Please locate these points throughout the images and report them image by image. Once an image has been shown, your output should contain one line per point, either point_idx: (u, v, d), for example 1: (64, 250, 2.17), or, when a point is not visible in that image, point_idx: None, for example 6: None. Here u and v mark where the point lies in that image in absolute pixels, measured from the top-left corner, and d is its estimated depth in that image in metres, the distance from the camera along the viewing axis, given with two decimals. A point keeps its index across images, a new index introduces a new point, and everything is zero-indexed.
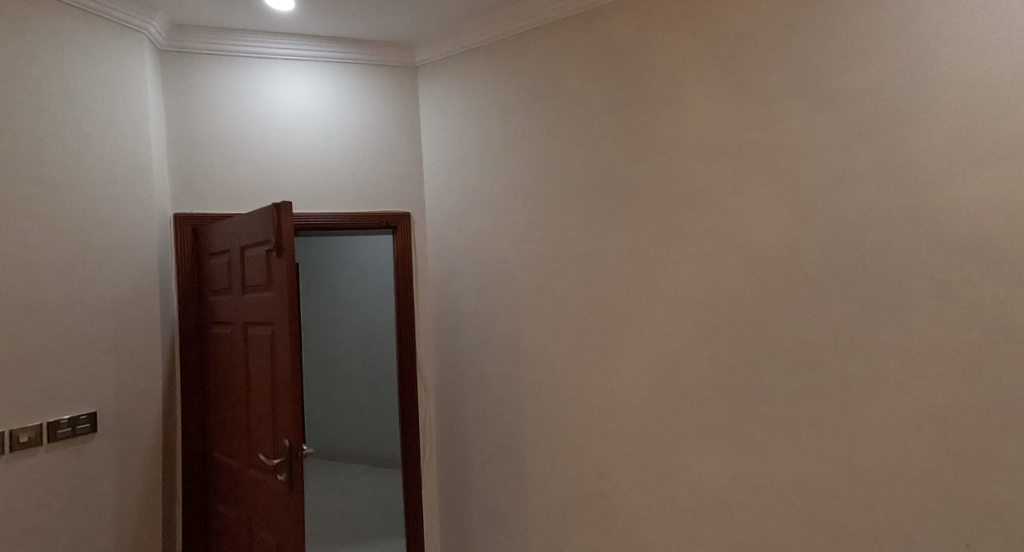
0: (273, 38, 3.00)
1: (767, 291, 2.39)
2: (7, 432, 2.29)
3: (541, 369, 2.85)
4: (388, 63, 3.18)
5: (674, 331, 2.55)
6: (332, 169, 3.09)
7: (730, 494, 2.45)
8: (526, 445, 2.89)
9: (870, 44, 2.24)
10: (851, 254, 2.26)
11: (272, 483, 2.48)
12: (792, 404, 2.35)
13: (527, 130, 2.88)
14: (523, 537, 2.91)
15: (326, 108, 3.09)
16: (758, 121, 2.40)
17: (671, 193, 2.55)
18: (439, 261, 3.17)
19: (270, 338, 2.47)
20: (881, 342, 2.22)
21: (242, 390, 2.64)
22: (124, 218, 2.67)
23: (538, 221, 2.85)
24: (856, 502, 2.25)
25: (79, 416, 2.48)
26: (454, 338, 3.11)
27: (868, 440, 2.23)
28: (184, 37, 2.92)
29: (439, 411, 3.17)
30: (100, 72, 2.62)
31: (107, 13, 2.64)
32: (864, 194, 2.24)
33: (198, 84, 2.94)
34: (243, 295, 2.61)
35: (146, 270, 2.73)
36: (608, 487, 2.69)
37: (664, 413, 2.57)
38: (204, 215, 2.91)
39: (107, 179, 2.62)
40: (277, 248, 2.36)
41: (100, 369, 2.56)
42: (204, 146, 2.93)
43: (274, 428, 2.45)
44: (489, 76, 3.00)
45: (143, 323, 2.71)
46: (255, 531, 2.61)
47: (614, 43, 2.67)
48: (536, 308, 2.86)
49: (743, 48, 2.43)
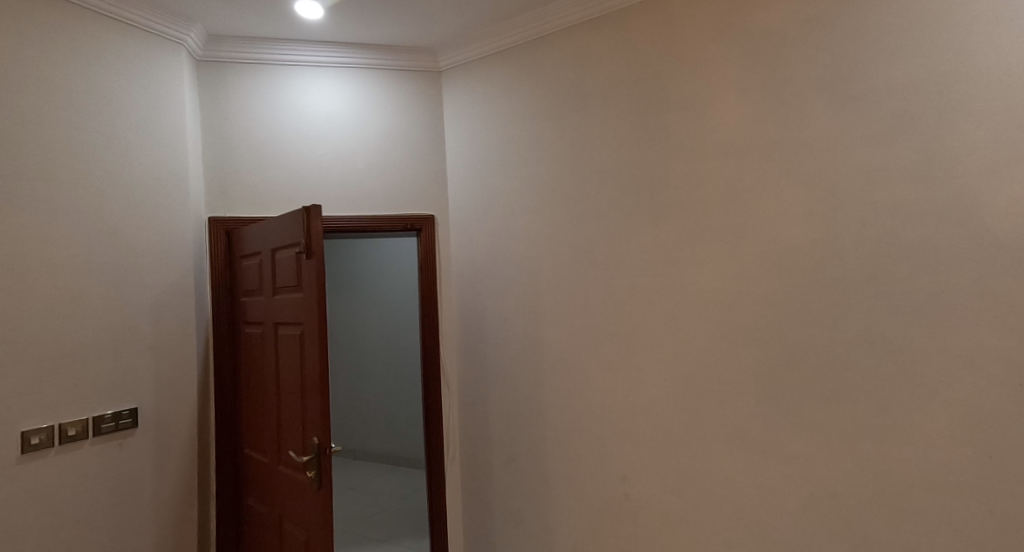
0: (303, 46, 3.08)
1: (792, 292, 2.41)
2: (56, 426, 2.41)
3: (564, 369, 2.90)
4: (413, 68, 3.25)
5: (699, 333, 2.58)
6: (358, 173, 3.16)
7: (751, 495, 2.48)
8: (549, 446, 2.94)
9: (896, 46, 2.26)
10: (873, 256, 2.29)
11: (301, 479, 2.56)
12: (815, 405, 2.37)
13: (549, 133, 2.93)
14: (546, 536, 2.96)
15: (352, 113, 3.17)
16: (782, 124, 2.43)
17: (694, 197, 2.59)
18: (463, 262, 3.22)
19: (299, 339, 2.54)
20: (906, 344, 2.24)
21: (272, 388, 2.72)
22: (163, 222, 2.76)
23: (562, 225, 2.90)
24: (880, 505, 2.27)
25: (122, 411, 2.59)
26: (478, 339, 3.17)
27: (889, 441, 2.26)
28: (219, 47, 3.02)
29: (462, 412, 3.23)
30: (142, 81, 2.73)
31: (148, 26, 2.75)
32: (884, 196, 2.27)
33: (231, 92, 3.04)
34: (274, 297, 2.69)
35: (183, 271, 2.83)
36: (632, 489, 2.73)
37: (688, 414, 2.60)
38: (236, 219, 3.00)
39: (147, 184, 2.72)
40: (308, 250, 2.43)
41: (141, 366, 2.66)
42: (236, 151, 3.02)
43: (303, 427, 2.53)
44: (513, 80, 3.05)
45: (180, 323, 2.80)
46: (285, 527, 2.69)
47: (638, 47, 2.71)
48: (560, 310, 2.91)
49: (767, 51, 2.46)
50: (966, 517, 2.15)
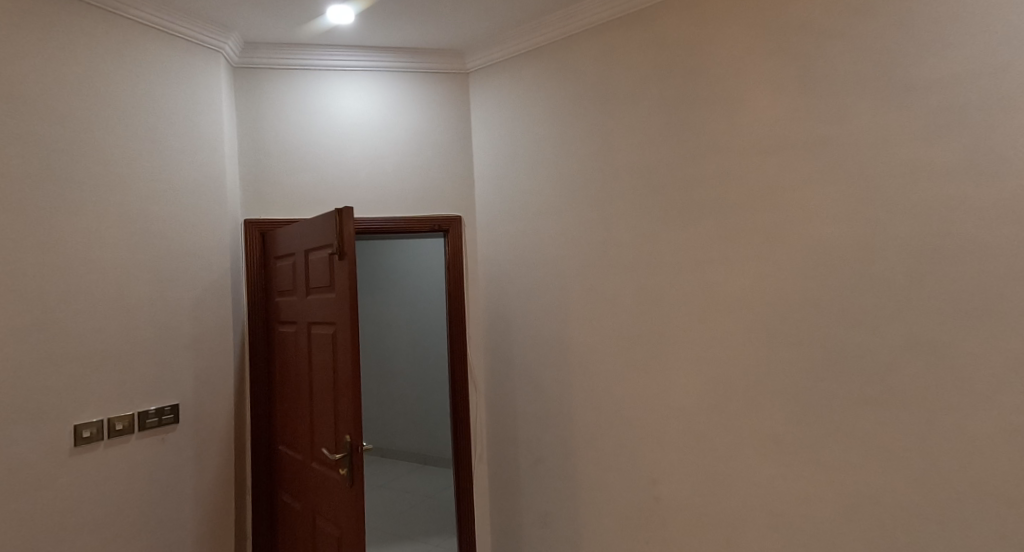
0: (335, 51, 3.15)
1: (824, 291, 2.41)
2: (105, 421, 2.50)
3: (591, 368, 2.93)
4: (441, 70, 3.30)
5: (729, 331, 2.59)
6: (388, 174, 3.22)
7: (780, 495, 2.49)
8: (578, 446, 2.96)
9: (929, 42, 2.26)
10: (906, 254, 2.29)
11: (334, 477, 2.62)
12: (846, 405, 2.37)
13: (577, 133, 2.96)
14: (573, 534, 2.98)
15: (382, 116, 3.23)
16: (813, 122, 2.43)
17: (724, 197, 2.60)
18: (491, 262, 3.27)
19: (332, 338, 2.60)
20: (940, 342, 2.24)
21: (306, 386, 2.78)
22: (202, 224, 2.85)
23: (589, 225, 2.93)
24: (912, 506, 2.27)
25: (164, 407, 2.67)
26: (505, 338, 3.21)
27: (918, 441, 2.26)
28: (254, 53, 3.09)
29: (489, 412, 3.27)
30: (182, 88, 2.82)
31: (189, 35, 2.84)
32: (912, 196, 2.28)
33: (266, 97, 3.12)
34: (308, 297, 2.75)
35: (220, 272, 2.91)
36: (659, 489, 2.75)
37: (718, 413, 2.61)
38: (270, 222, 3.07)
39: (187, 188, 2.81)
40: (340, 251, 2.49)
41: (181, 364, 2.74)
42: (270, 155, 3.10)
43: (336, 425, 2.59)
44: (540, 81, 3.08)
45: (217, 322, 2.88)
46: (318, 522, 2.75)
47: (666, 46, 2.73)
48: (587, 308, 2.94)
49: (798, 48, 2.46)
50: (998, 519, 2.15)
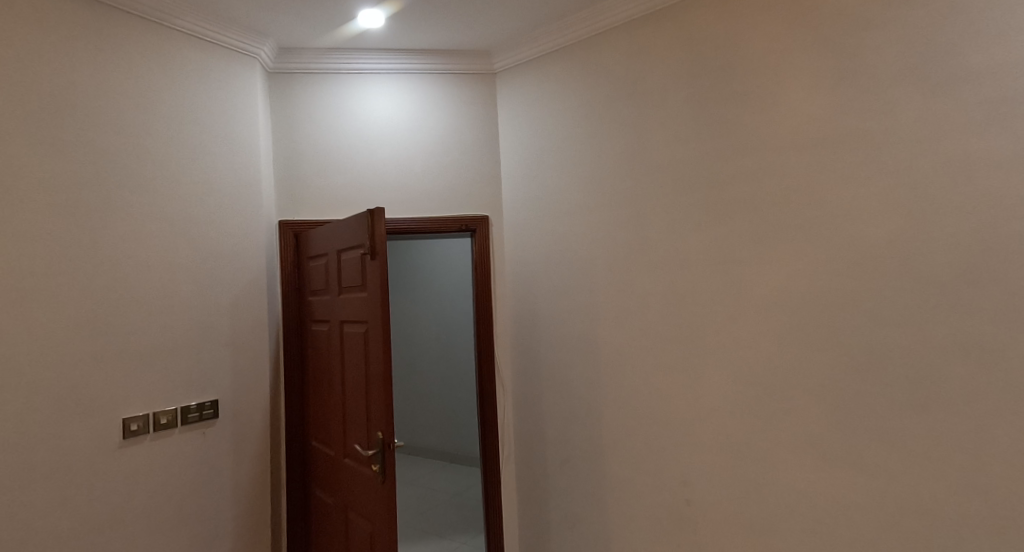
0: (366, 55, 3.22)
1: (857, 288, 2.41)
2: (151, 414, 2.59)
3: (619, 366, 2.95)
4: (470, 71, 3.34)
5: (760, 328, 2.60)
6: (417, 175, 3.27)
7: (809, 492, 2.49)
8: (607, 445, 2.98)
9: (967, 36, 2.25)
10: (940, 252, 2.28)
11: (366, 472, 2.67)
12: (881, 403, 2.37)
13: (604, 132, 2.99)
14: (602, 532, 3.00)
15: (411, 118, 3.28)
16: (845, 118, 2.43)
17: (754, 196, 2.61)
18: (519, 262, 3.30)
19: (364, 336, 2.66)
20: (979, 339, 2.22)
21: (339, 384, 2.85)
22: (240, 225, 2.93)
23: (619, 224, 2.95)
24: (944, 505, 2.26)
25: (205, 403, 2.75)
26: (533, 337, 3.24)
27: (951, 438, 2.26)
28: (289, 59, 3.17)
29: (518, 410, 3.31)
30: (222, 94, 2.90)
31: (228, 42, 2.92)
32: (942, 193, 2.28)
33: (300, 101, 3.19)
34: (340, 296, 2.81)
35: (257, 272, 2.98)
36: (688, 487, 2.76)
37: (747, 410, 2.63)
38: (303, 223, 3.14)
39: (226, 190, 2.89)
40: (372, 251, 2.54)
41: (220, 361, 2.82)
42: (303, 158, 3.18)
43: (368, 422, 2.64)
44: (570, 81, 3.11)
45: (254, 321, 2.95)
46: (350, 517, 2.81)
47: (695, 44, 2.75)
48: (615, 307, 2.96)
49: (832, 44, 2.46)
50: None
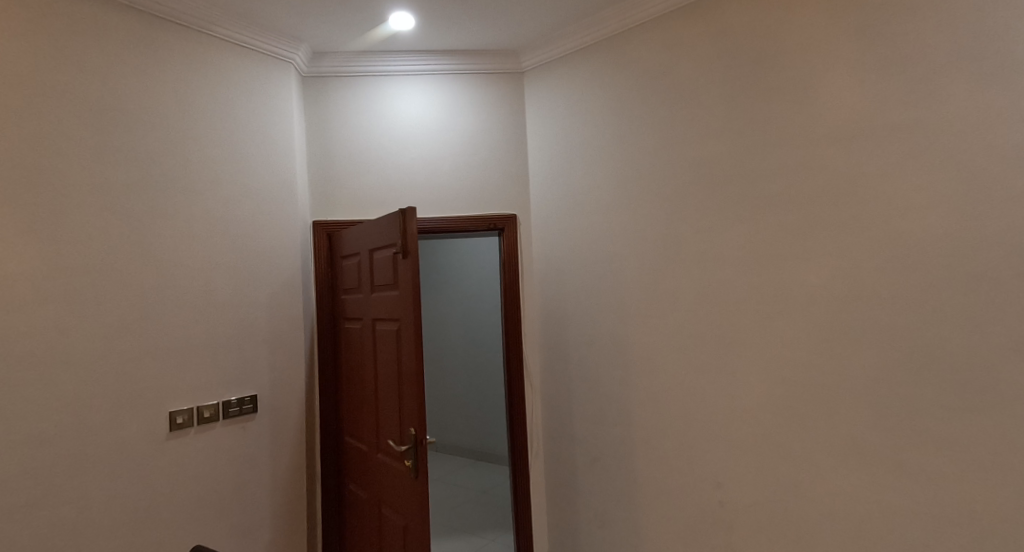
0: (397, 57, 3.27)
1: (891, 283, 2.40)
2: (195, 408, 2.68)
3: (648, 362, 2.97)
4: (498, 71, 3.38)
5: (792, 324, 2.60)
6: (446, 174, 3.32)
7: (840, 488, 2.49)
8: (638, 443, 3.00)
9: (1008, 28, 2.23)
10: (979, 247, 2.26)
11: (399, 467, 2.72)
12: (918, 400, 2.35)
13: (633, 131, 3.01)
14: (631, 528, 3.02)
15: (441, 118, 3.33)
16: (880, 113, 2.43)
17: (786, 193, 2.61)
18: (547, 259, 3.33)
19: (396, 334, 2.71)
20: (1017, 336, 2.21)
21: (371, 380, 2.91)
22: (277, 225, 3.00)
23: (648, 222, 2.96)
24: (978, 504, 2.25)
25: (244, 398, 2.83)
26: (562, 334, 3.27)
27: (986, 436, 2.24)
28: (322, 62, 3.24)
29: (547, 406, 3.34)
30: (259, 98, 2.98)
31: (264, 48, 3.00)
32: (975, 189, 2.27)
33: (332, 104, 3.26)
34: (373, 294, 2.87)
35: (292, 271, 3.05)
36: (717, 484, 2.77)
37: (777, 407, 2.63)
38: (337, 223, 3.21)
39: (263, 191, 2.96)
40: (404, 250, 2.59)
41: (258, 357, 2.89)
42: (336, 159, 3.24)
43: (401, 418, 2.69)
44: (599, 78, 3.13)
45: (291, 319, 3.03)
46: (383, 510, 2.86)
47: (724, 41, 2.75)
48: (644, 303, 2.98)
49: (867, 37, 2.45)
50: None
